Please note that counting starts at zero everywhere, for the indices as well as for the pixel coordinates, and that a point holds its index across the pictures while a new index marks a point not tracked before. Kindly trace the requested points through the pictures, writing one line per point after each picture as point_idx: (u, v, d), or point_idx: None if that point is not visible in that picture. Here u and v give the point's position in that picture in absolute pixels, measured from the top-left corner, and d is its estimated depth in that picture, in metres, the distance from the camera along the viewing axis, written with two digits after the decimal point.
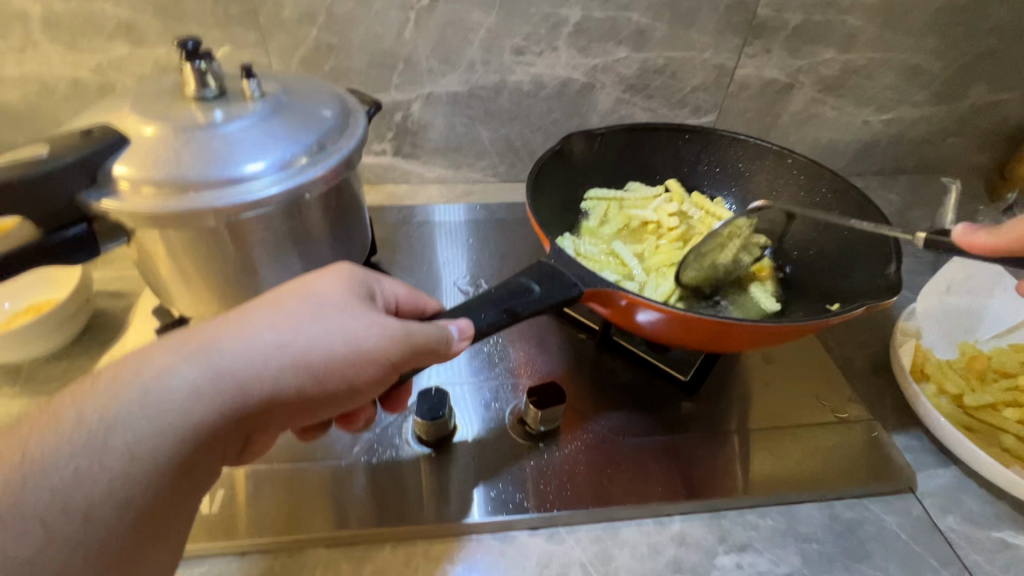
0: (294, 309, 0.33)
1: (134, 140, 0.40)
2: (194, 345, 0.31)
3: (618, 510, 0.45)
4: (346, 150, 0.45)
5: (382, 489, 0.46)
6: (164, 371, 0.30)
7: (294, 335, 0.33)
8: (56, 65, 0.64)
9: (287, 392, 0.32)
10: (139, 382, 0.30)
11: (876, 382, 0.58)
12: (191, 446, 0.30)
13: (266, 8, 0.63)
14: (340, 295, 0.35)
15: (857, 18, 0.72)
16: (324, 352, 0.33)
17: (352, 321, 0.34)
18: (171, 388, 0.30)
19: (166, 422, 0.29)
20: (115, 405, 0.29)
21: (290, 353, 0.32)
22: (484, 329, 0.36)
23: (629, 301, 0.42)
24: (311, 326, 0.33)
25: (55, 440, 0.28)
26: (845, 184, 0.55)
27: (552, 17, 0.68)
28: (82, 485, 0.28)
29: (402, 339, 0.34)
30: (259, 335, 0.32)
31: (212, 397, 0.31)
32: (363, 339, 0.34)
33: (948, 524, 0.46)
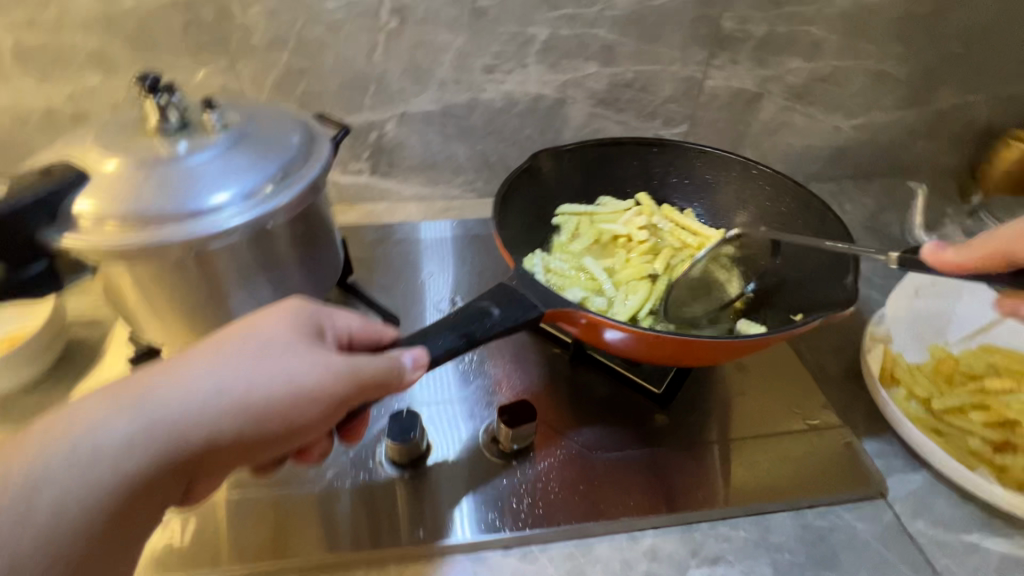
0: (236, 352, 0.34)
1: (95, 177, 0.40)
2: (133, 394, 0.32)
3: (590, 527, 0.46)
4: (310, 178, 0.45)
5: (355, 514, 0.46)
6: (101, 422, 0.31)
7: (233, 379, 0.33)
8: (27, 97, 0.64)
9: (229, 436, 0.33)
10: (76, 433, 0.30)
11: (848, 388, 0.58)
12: (129, 494, 0.31)
13: (236, 35, 0.64)
14: (283, 335, 0.35)
15: (820, 28, 0.74)
16: (265, 394, 0.33)
17: (294, 362, 0.34)
18: (107, 439, 0.30)
19: (102, 473, 0.30)
20: (50, 457, 0.29)
21: (230, 398, 0.32)
22: (444, 353, 0.37)
23: (591, 320, 0.43)
24: (252, 369, 0.33)
25: None
26: (808, 194, 0.56)
27: (520, 36, 0.69)
28: (11, 542, 0.28)
29: (347, 377, 0.34)
30: (196, 380, 0.32)
31: (149, 445, 0.31)
32: (305, 379, 0.34)
33: (918, 529, 0.47)
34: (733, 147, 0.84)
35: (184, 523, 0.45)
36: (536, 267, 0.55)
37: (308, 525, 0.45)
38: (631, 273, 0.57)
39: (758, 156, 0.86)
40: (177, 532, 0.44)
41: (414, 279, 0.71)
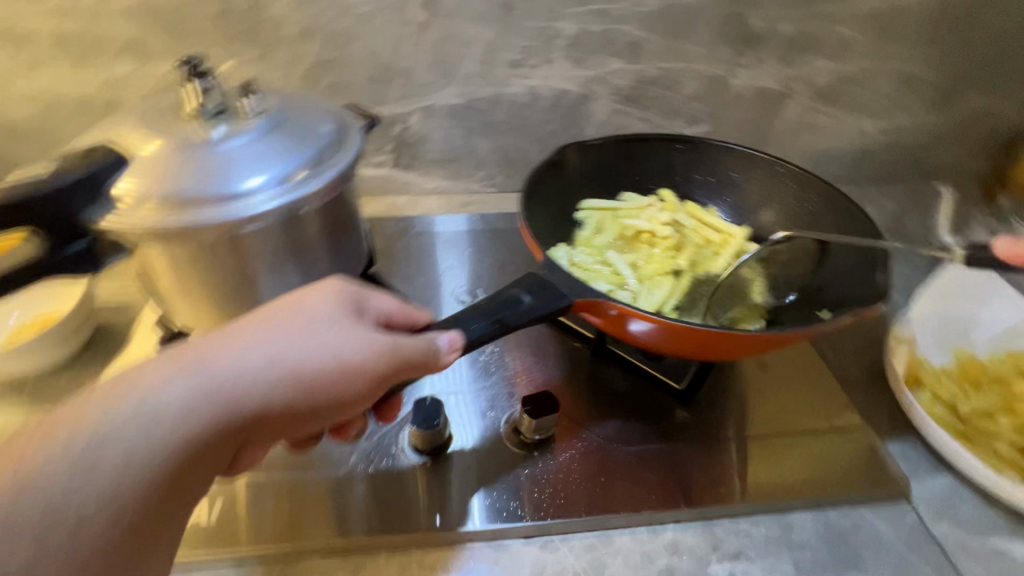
0: (285, 325, 0.35)
1: (136, 158, 0.41)
2: (188, 362, 0.33)
3: (611, 519, 0.46)
4: (343, 165, 0.46)
5: (378, 498, 0.46)
6: (157, 387, 0.31)
7: (284, 350, 0.34)
8: (63, 83, 0.66)
9: (278, 405, 0.34)
10: (133, 397, 0.31)
11: (871, 389, 0.58)
12: (182, 459, 0.31)
13: (267, 25, 0.65)
14: (329, 311, 0.36)
15: (849, 28, 0.73)
16: (314, 366, 0.34)
17: (341, 336, 0.35)
18: (163, 404, 0.31)
19: (158, 436, 0.30)
20: (106, 421, 0.30)
21: (281, 367, 0.33)
22: (473, 339, 0.37)
23: (619, 311, 0.43)
24: (301, 341, 0.34)
25: (50, 452, 0.29)
26: (836, 193, 0.55)
27: (547, 31, 0.69)
28: (75, 496, 0.28)
29: (390, 352, 0.36)
30: (249, 350, 0.33)
31: (203, 411, 0.32)
32: (351, 353, 0.35)
33: (943, 531, 0.46)
34: (755, 147, 0.84)
35: (212, 501, 0.46)
36: (560, 260, 0.55)
37: (333, 508, 0.46)
38: (655, 268, 0.57)
39: (780, 156, 0.85)
40: (204, 510, 0.45)
41: (434, 271, 0.72)
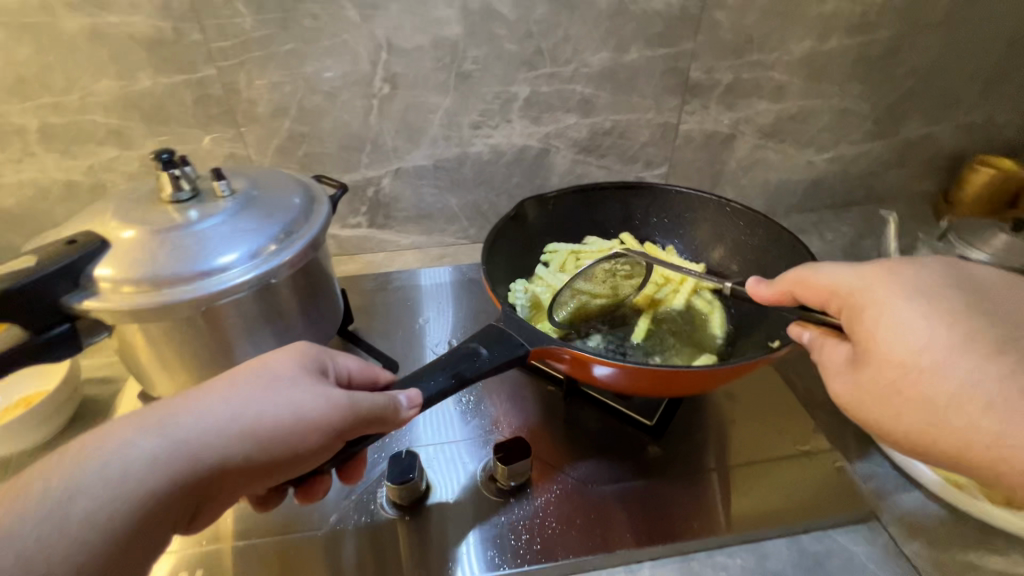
0: (247, 386, 0.37)
1: (114, 245, 0.44)
2: (153, 420, 0.34)
3: (588, 561, 0.46)
4: (310, 235, 0.49)
5: (356, 558, 0.47)
6: (124, 443, 0.33)
7: (245, 408, 0.36)
8: (51, 171, 0.70)
9: (238, 461, 0.35)
10: (100, 453, 0.32)
11: (837, 411, 0.60)
12: (141, 516, 0.32)
13: (241, 106, 0.69)
14: (291, 370, 0.39)
15: (783, 73, 0.79)
16: (274, 422, 0.36)
17: (300, 393, 0.37)
18: (128, 460, 0.32)
19: (121, 493, 0.31)
20: (72, 479, 0.31)
21: (242, 423, 0.35)
22: (431, 395, 0.39)
23: (575, 356, 0.45)
24: (261, 400, 0.36)
25: (16, 510, 0.29)
26: (778, 228, 0.59)
27: (503, 94, 0.74)
28: (41, 553, 0.29)
29: (348, 408, 0.37)
30: (213, 408, 0.35)
31: (165, 468, 0.33)
32: (310, 408, 0.37)
33: (914, 549, 0.47)
34: (712, 183, 0.89)
35: (191, 573, 0.46)
36: (518, 303, 0.58)
37: (313, 570, 0.46)
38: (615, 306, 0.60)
39: (737, 191, 0.90)
40: None
41: (412, 323, 0.74)
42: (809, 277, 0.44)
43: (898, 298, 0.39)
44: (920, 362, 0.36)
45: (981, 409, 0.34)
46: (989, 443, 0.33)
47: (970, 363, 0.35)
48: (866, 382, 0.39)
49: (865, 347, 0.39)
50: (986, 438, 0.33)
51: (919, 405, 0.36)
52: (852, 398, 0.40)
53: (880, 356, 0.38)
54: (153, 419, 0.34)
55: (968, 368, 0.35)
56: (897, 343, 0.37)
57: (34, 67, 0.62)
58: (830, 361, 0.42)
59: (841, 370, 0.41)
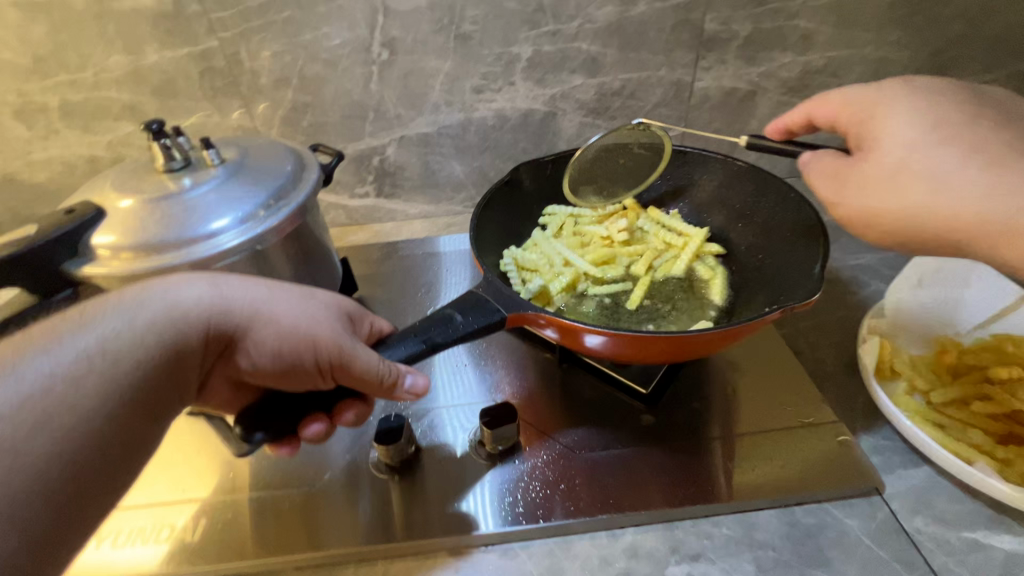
0: (288, 290, 0.38)
1: (109, 213, 0.45)
2: (209, 278, 0.36)
3: (569, 525, 0.46)
4: (298, 203, 0.50)
5: (345, 511, 0.49)
6: (179, 287, 0.35)
7: (280, 302, 0.37)
8: (74, 147, 0.73)
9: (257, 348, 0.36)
10: (159, 291, 0.34)
11: (848, 382, 0.57)
12: (165, 364, 0.33)
13: (245, 77, 0.70)
14: (328, 296, 0.39)
15: (809, 21, 0.73)
16: (294, 326, 0.36)
17: (325, 316, 0.37)
18: (181, 306, 0.34)
19: (162, 335, 0.33)
20: (135, 303, 0.33)
21: (271, 313, 0.36)
22: (397, 360, 0.38)
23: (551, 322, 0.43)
24: (295, 302, 0.37)
25: (84, 318, 0.32)
26: (786, 186, 0.55)
27: (505, 56, 0.72)
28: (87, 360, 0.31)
29: (347, 352, 0.36)
30: (255, 293, 0.36)
31: (202, 327, 0.34)
32: (324, 333, 0.36)
33: (917, 525, 0.45)
34: (731, 146, 0.84)
35: (196, 520, 0.48)
36: (508, 267, 0.57)
37: (303, 521, 0.48)
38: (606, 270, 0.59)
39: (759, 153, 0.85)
40: (189, 528, 0.48)
41: (417, 290, 0.75)
42: (823, 103, 0.50)
43: (893, 106, 0.44)
44: (904, 152, 0.42)
45: (951, 181, 0.40)
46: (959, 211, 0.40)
47: (941, 146, 0.41)
48: (849, 175, 0.45)
49: (866, 146, 0.45)
50: (966, 202, 0.39)
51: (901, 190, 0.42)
52: (840, 200, 0.46)
53: (873, 159, 0.44)
54: (210, 277, 0.37)
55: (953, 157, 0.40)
56: (888, 138, 0.43)
57: (49, 45, 0.65)
58: (823, 169, 0.47)
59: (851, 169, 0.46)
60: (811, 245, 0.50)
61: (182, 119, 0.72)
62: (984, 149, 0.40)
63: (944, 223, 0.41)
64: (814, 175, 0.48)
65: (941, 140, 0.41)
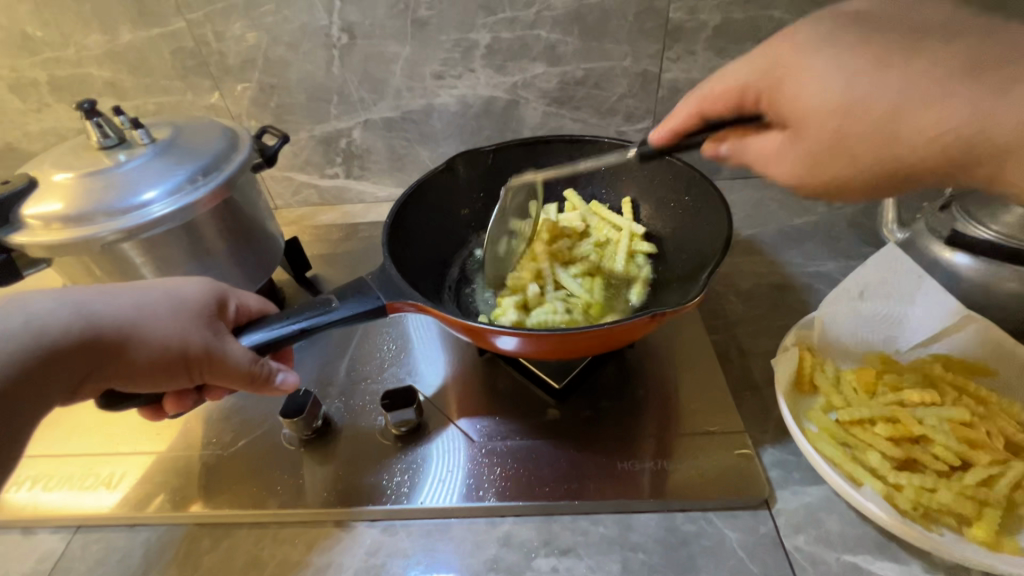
0: (153, 290, 0.37)
1: (42, 186, 0.49)
2: (66, 292, 0.34)
3: (449, 509, 0.47)
4: (225, 178, 0.52)
5: (250, 477, 0.52)
6: (27, 299, 0.33)
7: (146, 303, 0.36)
8: (65, 120, 0.78)
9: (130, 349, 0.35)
10: (3, 304, 0.32)
11: (769, 393, 0.55)
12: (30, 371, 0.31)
13: (213, 58, 0.73)
14: (198, 290, 0.39)
15: (785, 12, 0.69)
16: (165, 324, 0.36)
17: (197, 314, 0.37)
18: (36, 316, 0.32)
19: (15, 348, 0.30)
20: None
21: (142, 313, 0.35)
22: (269, 340, 0.39)
23: (421, 309, 0.43)
24: (163, 301, 0.37)
25: None
26: (710, 186, 0.53)
27: (462, 42, 0.71)
28: None
29: (219, 351, 0.36)
30: (119, 297, 0.36)
31: (70, 335, 0.33)
32: (195, 334, 0.36)
33: (796, 543, 0.44)
34: None
35: (119, 475, 0.53)
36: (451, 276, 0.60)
37: (210, 482, 0.52)
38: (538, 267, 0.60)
39: None
40: (112, 480, 0.52)
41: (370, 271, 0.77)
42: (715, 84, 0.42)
43: (803, 52, 0.37)
44: (841, 106, 0.34)
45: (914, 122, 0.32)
46: (944, 145, 0.31)
47: (880, 76, 0.33)
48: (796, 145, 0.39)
49: (789, 120, 0.38)
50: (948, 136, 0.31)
51: (874, 146, 0.34)
52: (794, 173, 0.40)
53: (810, 128, 0.37)
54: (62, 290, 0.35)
55: (900, 88, 0.32)
56: (812, 104, 0.36)
57: (36, 25, 0.70)
58: (758, 151, 0.42)
59: (784, 150, 0.40)
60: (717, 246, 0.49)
61: (158, 96, 0.76)
62: (937, 62, 0.31)
63: (934, 163, 0.33)
64: (751, 160, 0.43)
65: (879, 76, 0.33)
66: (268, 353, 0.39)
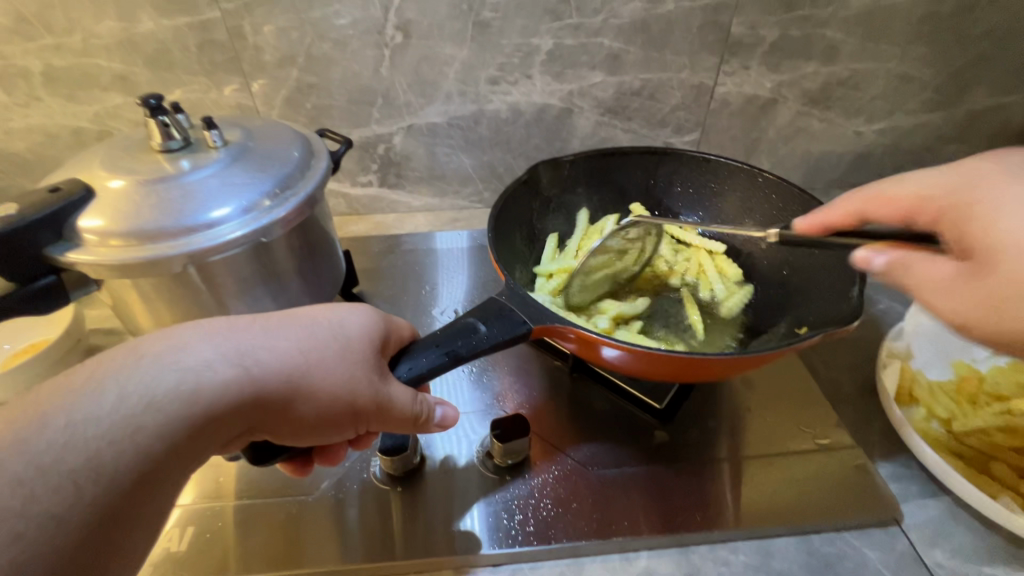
0: (314, 333, 0.36)
1: (100, 193, 0.42)
2: (229, 337, 0.34)
3: (583, 547, 0.44)
4: (306, 193, 0.46)
5: (345, 525, 0.46)
6: (188, 349, 0.32)
7: (307, 352, 0.35)
8: (57, 116, 0.68)
9: (289, 401, 0.34)
10: (164, 358, 0.32)
11: (864, 405, 0.56)
12: (192, 433, 0.31)
13: (247, 53, 0.66)
14: (358, 330, 0.37)
15: (837, 31, 0.71)
16: (328, 377, 0.35)
17: (361, 363, 0.36)
18: (195, 373, 0.32)
19: (180, 412, 0.31)
20: (146, 377, 0.31)
21: (303, 363, 0.34)
22: (422, 371, 0.37)
23: (579, 336, 0.41)
24: (324, 350, 0.35)
25: (94, 401, 0.30)
26: (813, 203, 0.54)
27: (524, 47, 0.68)
28: (115, 445, 0.29)
29: (386, 404, 0.36)
30: (279, 341, 0.35)
31: (226, 393, 0.32)
32: (360, 387, 0.35)
33: (936, 559, 0.44)
34: (747, 154, 0.83)
35: (183, 531, 0.46)
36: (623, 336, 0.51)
37: (305, 532, 0.45)
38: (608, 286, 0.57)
39: (774, 162, 0.84)
40: (174, 538, 0.45)
41: (419, 287, 0.71)
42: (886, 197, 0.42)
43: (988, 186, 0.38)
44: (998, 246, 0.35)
45: None
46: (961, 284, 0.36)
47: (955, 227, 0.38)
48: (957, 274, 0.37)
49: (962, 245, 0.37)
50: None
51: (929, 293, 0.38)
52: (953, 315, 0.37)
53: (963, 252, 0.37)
54: (225, 332, 0.34)
55: None
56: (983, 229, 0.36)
57: (34, 4, 0.60)
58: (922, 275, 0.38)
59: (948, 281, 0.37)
60: (840, 271, 0.50)
61: (177, 93, 0.68)
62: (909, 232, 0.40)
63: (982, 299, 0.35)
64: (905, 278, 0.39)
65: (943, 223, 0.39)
66: (420, 385, 0.38)
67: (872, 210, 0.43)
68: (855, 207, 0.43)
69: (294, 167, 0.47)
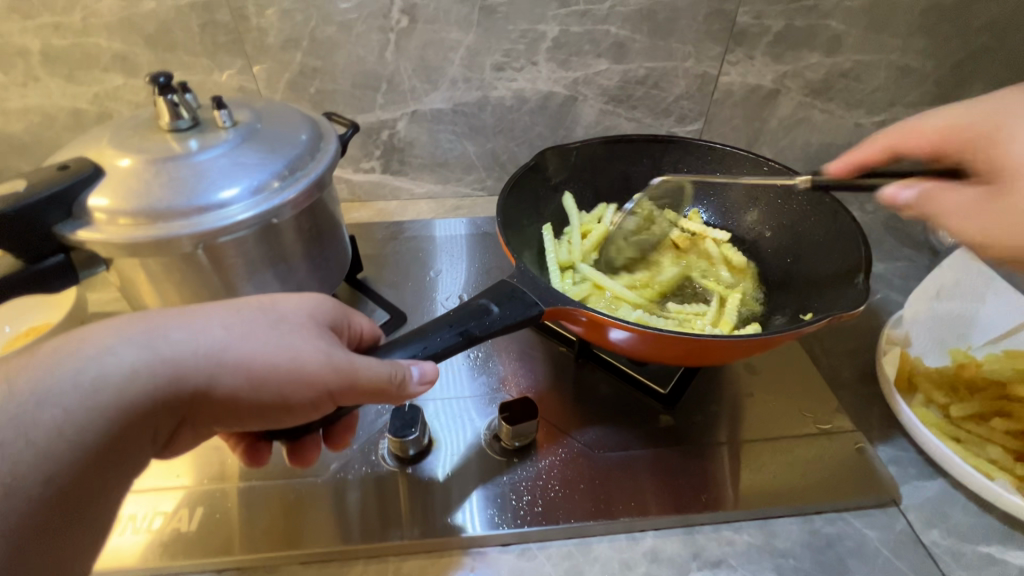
0: (250, 317, 0.35)
1: (110, 172, 0.41)
2: (144, 330, 0.33)
3: (591, 527, 0.45)
4: (315, 176, 0.46)
5: (354, 507, 0.46)
6: (97, 345, 0.32)
7: (243, 339, 0.34)
8: (56, 97, 0.67)
9: (223, 389, 0.33)
10: (70, 357, 0.31)
11: (864, 391, 0.57)
12: (108, 429, 0.31)
13: (251, 34, 0.65)
14: (300, 314, 0.36)
15: (841, 22, 0.71)
16: (270, 361, 0.33)
17: (307, 341, 0.35)
18: (101, 370, 0.31)
19: (85, 409, 0.30)
20: (46, 378, 0.30)
21: (236, 349, 0.33)
22: (436, 350, 0.37)
23: (591, 319, 0.42)
24: (262, 335, 0.34)
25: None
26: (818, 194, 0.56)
27: (529, 33, 0.68)
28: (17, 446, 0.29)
29: (346, 377, 0.34)
30: (208, 329, 0.33)
31: (137, 389, 0.31)
32: (306, 366, 0.34)
33: (933, 538, 0.45)
34: (749, 145, 0.83)
35: (191, 510, 0.46)
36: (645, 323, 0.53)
37: (313, 512, 0.46)
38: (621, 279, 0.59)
39: (775, 154, 0.84)
40: (183, 518, 0.45)
41: (423, 273, 0.71)
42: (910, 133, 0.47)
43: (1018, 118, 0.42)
44: None
45: None
46: None
47: None
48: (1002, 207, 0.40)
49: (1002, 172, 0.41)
50: None
51: None
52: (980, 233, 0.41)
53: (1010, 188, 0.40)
54: (144, 324, 0.33)
55: None
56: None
57: None
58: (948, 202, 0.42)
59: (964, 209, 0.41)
60: (846, 258, 0.51)
61: (179, 74, 0.67)
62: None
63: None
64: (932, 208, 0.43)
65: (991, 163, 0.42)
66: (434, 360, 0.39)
67: (905, 146, 0.47)
68: (885, 145, 0.48)
69: (304, 150, 0.47)
